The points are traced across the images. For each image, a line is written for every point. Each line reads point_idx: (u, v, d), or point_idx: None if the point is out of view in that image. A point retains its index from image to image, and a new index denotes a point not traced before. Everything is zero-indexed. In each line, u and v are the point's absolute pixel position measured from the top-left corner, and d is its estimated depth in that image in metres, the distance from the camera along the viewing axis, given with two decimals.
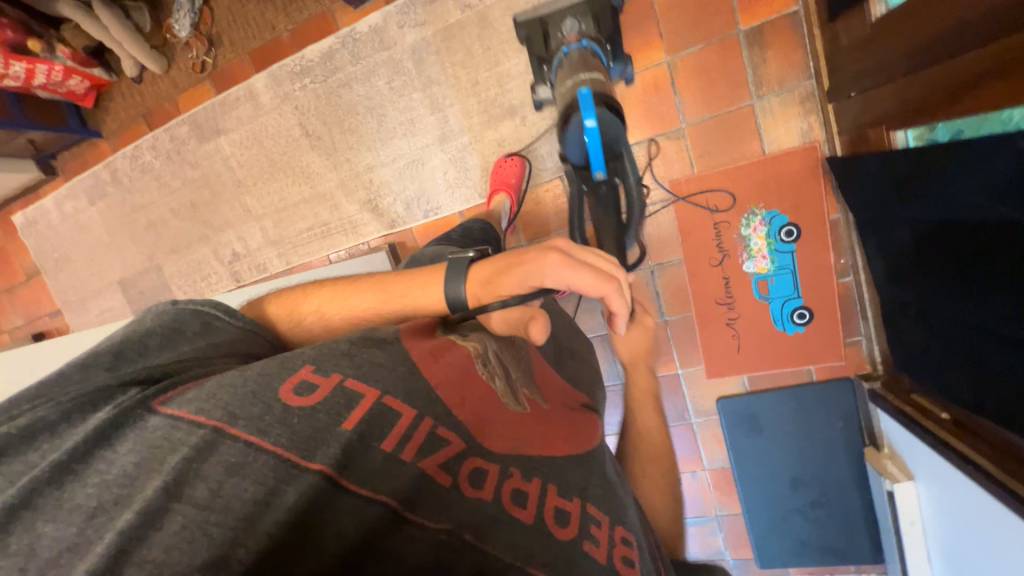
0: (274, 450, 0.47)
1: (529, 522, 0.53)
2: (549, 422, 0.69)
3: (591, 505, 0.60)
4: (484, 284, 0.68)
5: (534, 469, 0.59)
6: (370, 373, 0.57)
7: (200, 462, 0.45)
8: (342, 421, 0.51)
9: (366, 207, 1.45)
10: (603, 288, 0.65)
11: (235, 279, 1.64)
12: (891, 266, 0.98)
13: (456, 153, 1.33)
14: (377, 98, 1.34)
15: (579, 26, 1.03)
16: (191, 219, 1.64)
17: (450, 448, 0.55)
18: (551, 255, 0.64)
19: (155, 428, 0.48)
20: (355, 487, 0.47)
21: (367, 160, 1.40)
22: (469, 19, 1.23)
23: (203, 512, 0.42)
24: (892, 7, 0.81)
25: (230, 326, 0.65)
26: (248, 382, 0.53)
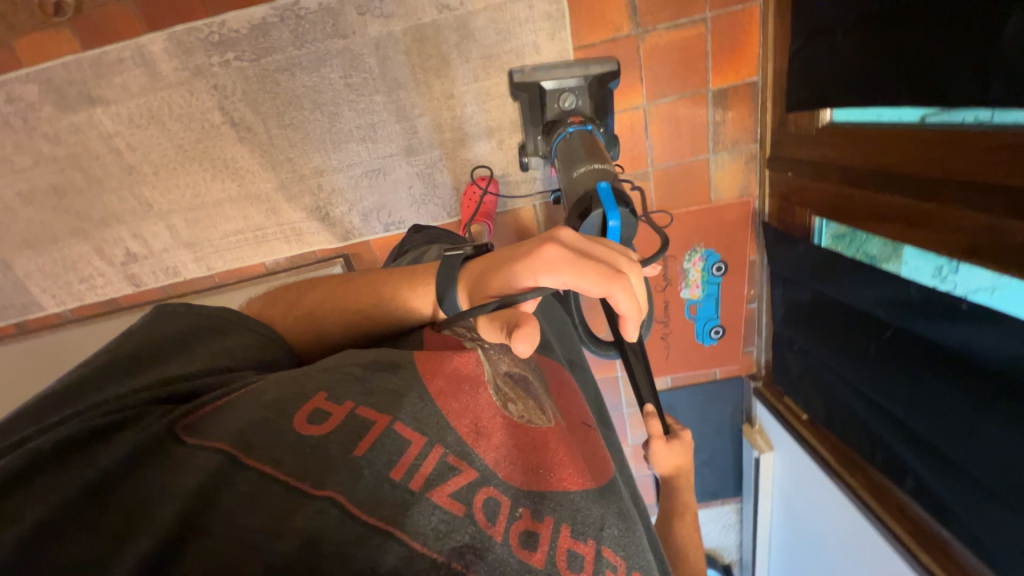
0: (286, 480, 0.42)
1: (539, 567, 0.45)
2: (572, 444, 0.59)
3: (607, 548, 0.50)
4: (474, 287, 0.62)
5: (546, 507, 0.49)
6: (384, 400, 0.50)
7: (219, 489, 0.41)
8: (352, 446, 0.45)
9: (313, 214, 1.29)
10: (607, 285, 0.53)
11: (134, 283, 1.36)
12: (790, 311, 1.25)
13: (425, 168, 1.24)
14: (329, 93, 1.15)
15: (578, 102, 1.06)
16: (53, 208, 1.27)
17: (461, 477, 0.47)
18: (549, 248, 0.55)
19: (182, 455, 0.43)
20: (367, 518, 0.41)
21: (315, 163, 1.22)
22: (446, 22, 1.09)
23: (219, 538, 0.38)
24: (841, 121, 0.96)
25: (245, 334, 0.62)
26: (273, 403, 0.48)
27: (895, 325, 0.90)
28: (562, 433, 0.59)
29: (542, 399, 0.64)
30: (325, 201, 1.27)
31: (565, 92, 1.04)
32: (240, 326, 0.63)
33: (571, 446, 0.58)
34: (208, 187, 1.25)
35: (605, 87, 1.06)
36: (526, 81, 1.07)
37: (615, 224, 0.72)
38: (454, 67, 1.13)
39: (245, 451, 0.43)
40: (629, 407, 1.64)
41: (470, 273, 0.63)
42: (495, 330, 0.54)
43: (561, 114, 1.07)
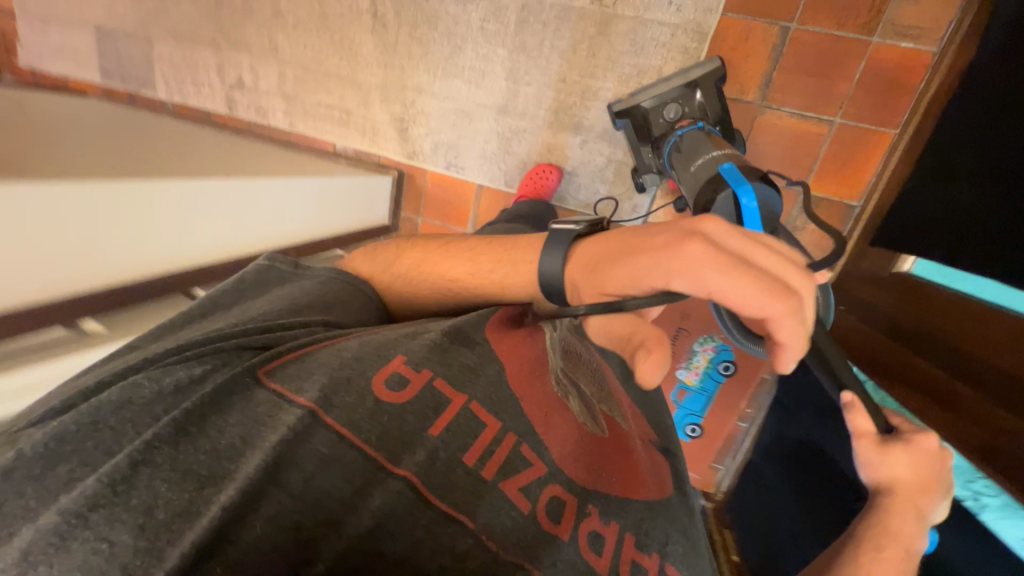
0: (363, 445, 0.49)
1: (602, 572, 0.51)
2: (636, 463, 0.63)
3: (667, 565, 0.55)
4: (585, 279, 0.54)
5: (613, 511, 0.55)
6: (457, 376, 0.58)
7: (297, 447, 0.48)
8: (428, 424, 0.53)
9: (394, 123, 1.36)
10: (764, 305, 0.44)
11: (229, 106, 1.51)
12: (774, 444, 1.15)
13: (506, 131, 1.28)
14: (463, 27, 1.23)
15: (681, 110, 1.02)
16: (205, 16, 1.44)
17: (530, 470, 0.54)
18: (692, 244, 0.47)
19: (260, 403, 0.51)
20: (434, 499, 0.48)
21: (420, 80, 1.30)
22: (591, 14, 1.13)
23: (301, 496, 0.46)
24: (918, 274, 0.88)
25: (336, 288, 0.72)
26: (343, 363, 0.56)
27: (865, 497, 0.80)
28: (623, 446, 0.63)
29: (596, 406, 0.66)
30: (410, 117, 1.34)
31: (665, 104, 1.01)
32: (336, 284, 0.72)
33: (637, 466, 0.62)
34: (326, 57, 1.36)
35: (712, 85, 1.02)
36: (629, 109, 1.04)
37: (749, 202, 0.63)
38: (577, 56, 1.17)
39: (323, 407, 0.51)
40: None
41: (580, 257, 0.57)
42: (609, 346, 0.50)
43: (666, 126, 1.04)
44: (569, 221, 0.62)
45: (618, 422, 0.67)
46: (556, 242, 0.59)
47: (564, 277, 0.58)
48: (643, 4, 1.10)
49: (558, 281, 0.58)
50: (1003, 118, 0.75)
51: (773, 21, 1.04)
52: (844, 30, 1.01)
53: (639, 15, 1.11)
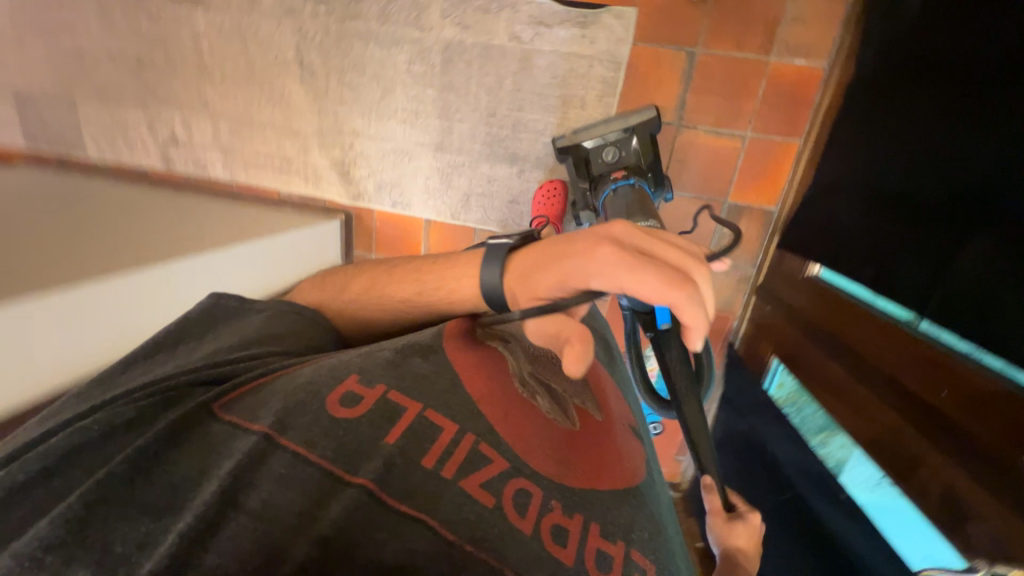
0: (321, 463, 0.52)
1: (567, 564, 0.50)
2: (609, 447, 0.66)
3: (637, 551, 0.55)
4: (519, 282, 0.65)
5: (577, 501, 0.56)
6: (410, 386, 0.62)
7: (253, 469, 0.50)
8: (383, 434, 0.56)
9: (336, 167, 1.38)
10: (661, 292, 0.52)
11: (166, 162, 1.49)
12: (724, 437, 1.24)
13: (446, 167, 1.31)
14: (391, 71, 1.25)
15: (619, 152, 1.08)
16: (129, 75, 1.41)
17: (492, 466, 0.56)
18: (601, 248, 0.56)
19: (218, 433, 0.55)
20: (394, 504, 0.50)
21: (356, 123, 1.32)
22: (512, 51, 1.17)
23: (257, 517, 0.47)
24: (825, 278, 0.98)
25: (289, 317, 0.75)
26: (291, 389, 0.59)
27: (794, 490, 0.89)
28: (593, 432, 0.67)
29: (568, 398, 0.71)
30: (350, 160, 1.36)
31: (607, 145, 1.07)
32: (287, 313, 0.76)
33: (609, 451, 0.65)
34: (259, 108, 1.36)
35: (647, 133, 1.07)
36: (572, 144, 1.09)
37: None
38: (504, 91, 1.21)
39: (276, 429, 0.54)
40: None
41: (515, 266, 0.65)
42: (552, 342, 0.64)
43: (605, 168, 1.09)
44: (505, 237, 0.72)
45: (594, 412, 0.71)
46: (493, 257, 0.67)
47: (503, 286, 0.66)
48: (559, 39, 1.14)
49: (496, 287, 0.66)
50: (892, 137, 0.81)
51: (680, 48, 1.11)
52: (744, 52, 1.08)
53: (557, 49, 1.15)
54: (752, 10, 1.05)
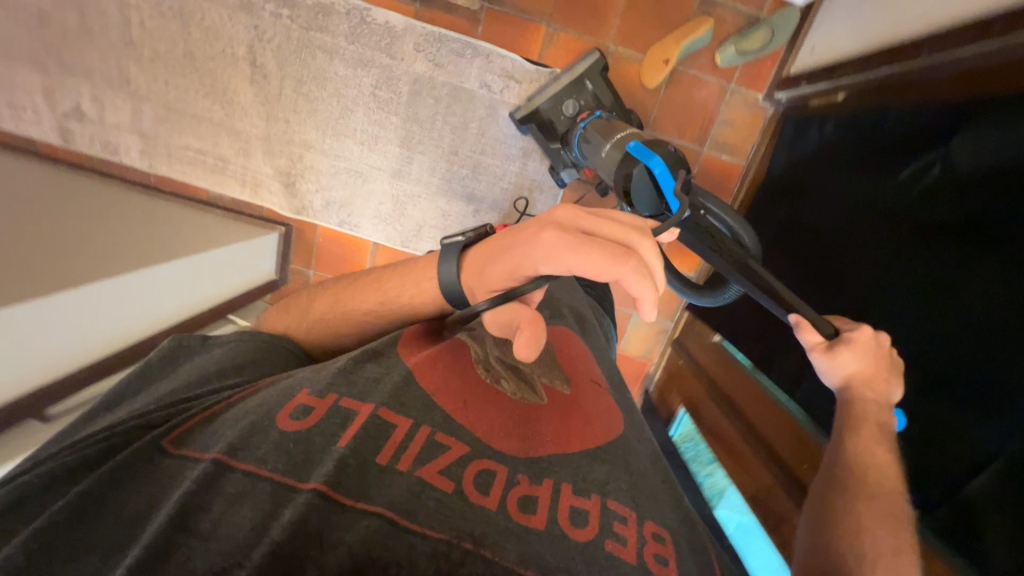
0: (271, 476, 0.48)
1: (538, 527, 0.47)
2: (584, 412, 0.62)
3: (612, 499, 0.51)
4: (476, 277, 0.59)
5: (541, 470, 0.53)
6: (364, 390, 0.58)
7: (203, 495, 0.46)
8: (336, 438, 0.52)
9: (280, 177, 1.29)
10: (610, 268, 0.47)
11: (63, 138, 1.27)
12: None
13: (401, 195, 1.30)
14: (354, 91, 1.21)
15: (579, 105, 1.10)
16: (24, 28, 1.19)
17: (450, 452, 0.52)
18: (546, 231, 0.52)
19: (165, 469, 0.50)
20: (355, 502, 0.46)
21: (308, 136, 1.26)
22: (481, 97, 1.21)
23: (206, 540, 0.43)
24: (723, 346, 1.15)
25: (251, 345, 0.71)
26: (250, 412, 0.54)
27: None
28: (568, 407, 0.62)
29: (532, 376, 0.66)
30: (297, 172, 1.29)
31: (563, 101, 1.10)
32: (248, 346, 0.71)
33: (580, 418, 0.61)
34: (194, 99, 1.23)
35: (601, 76, 1.09)
36: (530, 113, 1.13)
37: (658, 162, 0.73)
38: (468, 133, 1.24)
39: (229, 454, 0.49)
40: None
41: (468, 265, 0.60)
42: (498, 325, 0.55)
43: (569, 121, 1.11)
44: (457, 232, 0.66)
45: (562, 387, 0.65)
46: (446, 259, 0.62)
47: (457, 277, 0.61)
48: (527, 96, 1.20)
49: (455, 285, 0.61)
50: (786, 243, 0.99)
51: None
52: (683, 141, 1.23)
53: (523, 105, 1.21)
54: (694, 105, 1.19)
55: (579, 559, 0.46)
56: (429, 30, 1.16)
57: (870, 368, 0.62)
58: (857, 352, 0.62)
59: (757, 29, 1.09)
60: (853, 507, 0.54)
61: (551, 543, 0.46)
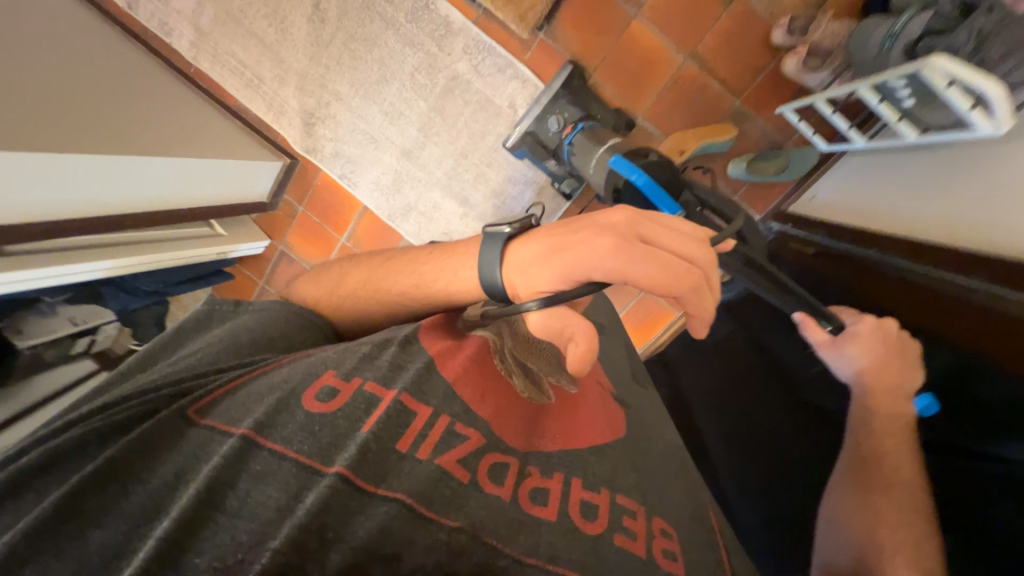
0: (297, 457, 0.49)
1: (551, 518, 0.53)
2: (584, 415, 0.66)
3: (620, 496, 0.58)
4: (524, 271, 0.59)
5: (554, 463, 0.59)
6: (388, 376, 0.58)
7: (232, 475, 0.47)
8: (360, 423, 0.53)
9: (303, 114, 1.36)
10: (669, 281, 0.51)
11: (127, 1, 1.32)
12: None
13: (403, 173, 1.37)
14: (396, 65, 1.27)
15: (562, 116, 1.15)
16: None
17: (467, 442, 0.55)
18: (603, 237, 0.53)
19: (194, 441, 0.50)
20: (370, 487, 0.48)
21: (341, 88, 1.32)
22: (505, 116, 1.26)
23: (231, 518, 0.45)
24: None
25: (280, 319, 0.72)
26: (273, 389, 0.55)
27: None
28: (571, 406, 0.67)
29: (538, 373, 0.69)
30: (319, 116, 1.36)
31: (547, 116, 1.16)
32: (281, 317, 0.72)
33: (583, 420, 0.65)
34: (253, 14, 1.29)
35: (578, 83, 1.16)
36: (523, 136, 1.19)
37: (637, 175, 0.77)
38: (484, 143, 1.30)
39: (257, 431, 0.50)
40: None
41: (514, 258, 0.60)
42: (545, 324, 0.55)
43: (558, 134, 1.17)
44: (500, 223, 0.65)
45: (566, 384, 0.70)
46: (486, 255, 0.62)
47: (497, 273, 0.61)
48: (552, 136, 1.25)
49: (494, 279, 0.61)
50: None
51: None
52: None
53: None
54: None
55: (587, 549, 0.52)
56: (481, 39, 1.20)
57: (883, 357, 0.66)
58: (866, 345, 0.67)
59: (775, 155, 1.11)
60: (872, 500, 0.62)
61: (563, 535, 0.52)
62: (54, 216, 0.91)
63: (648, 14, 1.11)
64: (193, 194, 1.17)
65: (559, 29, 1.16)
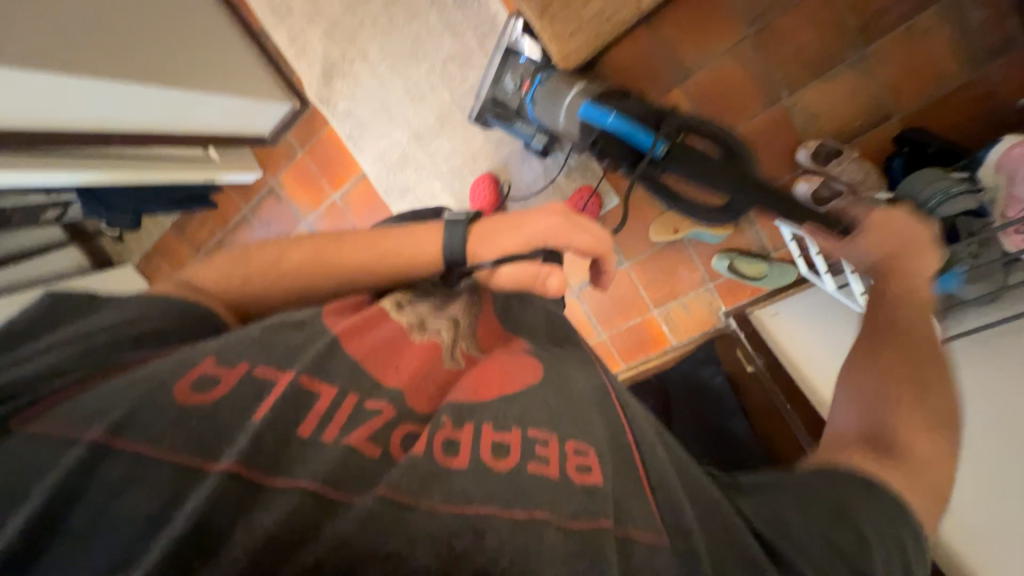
0: (168, 458, 0.36)
1: (460, 469, 0.40)
2: (501, 366, 0.51)
3: (534, 428, 0.45)
4: (485, 241, 0.60)
5: (476, 416, 0.45)
6: (287, 354, 0.45)
7: (83, 493, 0.34)
8: (295, 425, 0.40)
9: (325, 62, 1.31)
10: (599, 247, 0.62)
11: None
12: None
13: (409, 154, 1.34)
14: (430, 46, 1.22)
15: (517, 77, 1.08)
16: None
17: (380, 416, 0.43)
18: (553, 215, 0.61)
19: (10, 451, 0.36)
20: (268, 480, 0.36)
21: (369, 48, 1.26)
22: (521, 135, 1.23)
23: (87, 545, 0.32)
24: None
25: (153, 310, 0.50)
26: (135, 388, 0.40)
27: None
28: (484, 364, 0.51)
29: (464, 330, 0.56)
30: (340, 69, 1.30)
31: (502, 78, 1.10)
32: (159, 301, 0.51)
33: (496, 368, 0.51)
34: None
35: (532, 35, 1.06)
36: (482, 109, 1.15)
37: (610, 118, 0.78)
38: (494, 154, 1.28)
39: (110, 434, 0.36)
40: None
41: (481, 231, 0.60)
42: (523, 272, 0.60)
43: (516, 95, 1.08)
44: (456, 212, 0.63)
45: (477, 350, 0.55)
46: (449, 234, 0.59)
47: (463, 252, 0.59)
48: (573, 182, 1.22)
49: (459, 249, 0.58)
50: None
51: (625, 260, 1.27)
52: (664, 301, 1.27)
53: (553, 173, 1.24)
54: (673, 278, 1.23)
55: (504, 488, 0.39)
56: None
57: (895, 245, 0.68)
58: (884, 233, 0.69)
59: (760, 260, 1.12)
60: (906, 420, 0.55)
61: (472, 479, 0.39)
62: (29, 127, 0.94)
63: (690, 87, 1.10)
64: (184, 122, 1.18)
65: (602, 71, 1.12)
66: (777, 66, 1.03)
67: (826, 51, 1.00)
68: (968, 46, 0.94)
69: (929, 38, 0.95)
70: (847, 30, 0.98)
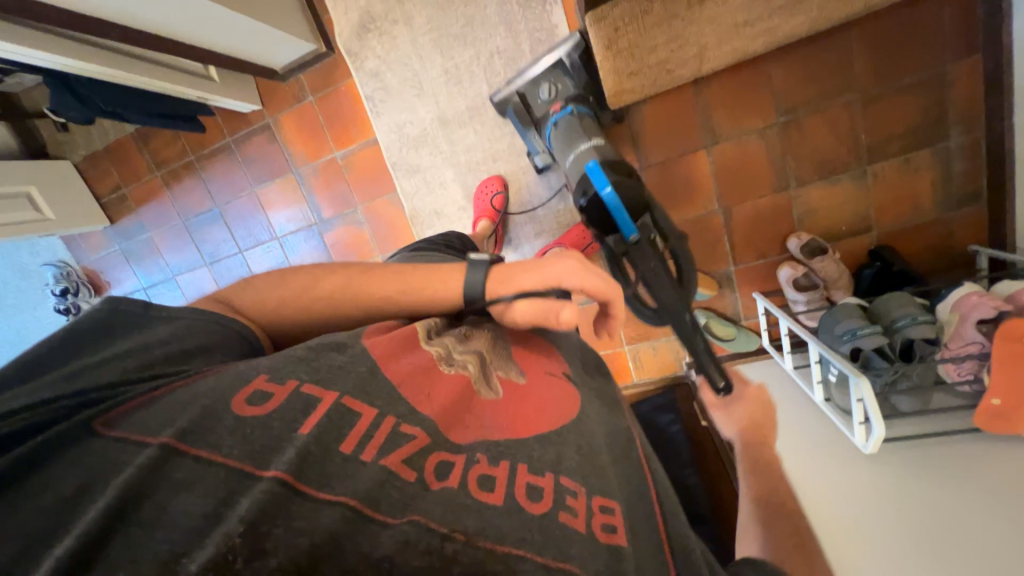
0: (224, 461, 0.35)
1: (496, 504, 0.40)
2: (541, 396, 0.53)
3: (566, 475, 0.44)
4: (503, 280, 0.58)
5: (502, 450, 0.45)
6: (364, 385, 0.45)
7: (151, 491, 0.33)
8: (345, 442, 0.39)
9: (366, 14, 1.23)
10: (612, 291, 0.59)
11: None
12: None
13: (429, 134, 1.29)
14: (480, 34, 1.19)
15: (554, 88, 1.05)
16: None
17: (414, 440, 0.42)
18: (570, 258, 0.59)
19: (91, 458, 0.35)
20: (312, 491, 0.35)
21: (416, 16, 1.21)
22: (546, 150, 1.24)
23: (150, 536, 0.31)
24: None
25: (208, 329, 0.48)
26: (196, 398, 0.39)
27: None
28: (522, 394, 0.52)
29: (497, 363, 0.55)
30: (379, 27, 1.23)
31: (539, 82, 1.06)
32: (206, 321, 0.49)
33: (534, 399, 0.52)
34: None
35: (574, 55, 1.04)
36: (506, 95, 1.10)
37: (607, 191, 0.77)
38: (516, 160, 1.27)
39: (179, 437, 0.36)
40: (217, 206, 1.52)
41: (497, 274, 0.59)
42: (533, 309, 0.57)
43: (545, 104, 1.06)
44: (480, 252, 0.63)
45: (516, 376, 0.55)
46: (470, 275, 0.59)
47: (483, 290, 0.58)
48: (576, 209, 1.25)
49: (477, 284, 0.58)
50: None
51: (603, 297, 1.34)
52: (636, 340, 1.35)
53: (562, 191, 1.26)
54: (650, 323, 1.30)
55: (534, 529, 0.39)
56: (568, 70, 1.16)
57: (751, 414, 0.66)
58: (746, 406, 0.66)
59: (731, 325, 1.25)
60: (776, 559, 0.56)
61: (509, 518, 0.39)
62: None
63: (716, 152, 1.15)
64: (197, 34, 1.06)
65: (641, 114, 1.16)
66: (794, 159, 1.12)
67: (836, 158, 1.11)
68: (945, 189, 1.09)
69: (918, 173, 1.09)
70: (858, 146, 1.09)
